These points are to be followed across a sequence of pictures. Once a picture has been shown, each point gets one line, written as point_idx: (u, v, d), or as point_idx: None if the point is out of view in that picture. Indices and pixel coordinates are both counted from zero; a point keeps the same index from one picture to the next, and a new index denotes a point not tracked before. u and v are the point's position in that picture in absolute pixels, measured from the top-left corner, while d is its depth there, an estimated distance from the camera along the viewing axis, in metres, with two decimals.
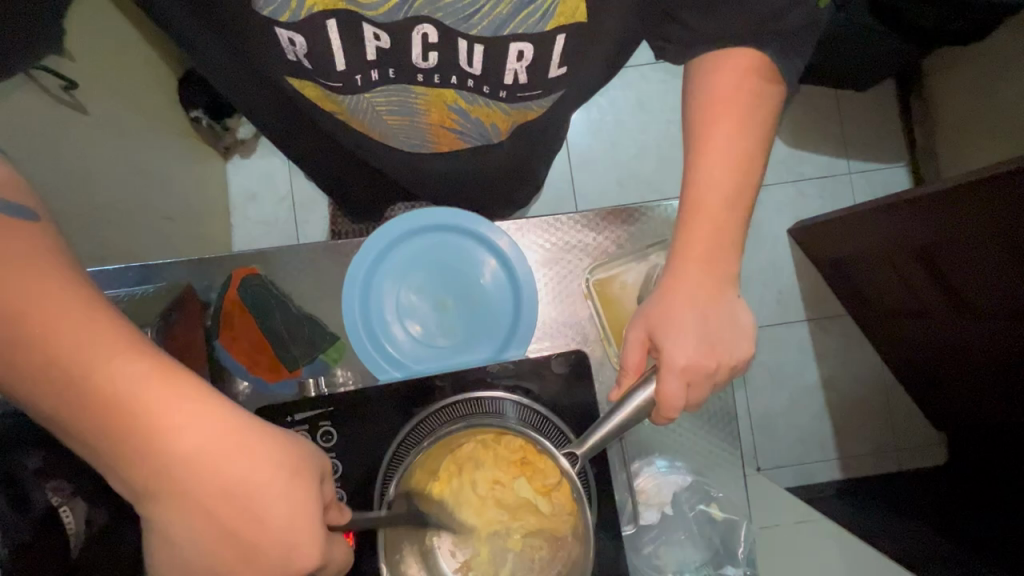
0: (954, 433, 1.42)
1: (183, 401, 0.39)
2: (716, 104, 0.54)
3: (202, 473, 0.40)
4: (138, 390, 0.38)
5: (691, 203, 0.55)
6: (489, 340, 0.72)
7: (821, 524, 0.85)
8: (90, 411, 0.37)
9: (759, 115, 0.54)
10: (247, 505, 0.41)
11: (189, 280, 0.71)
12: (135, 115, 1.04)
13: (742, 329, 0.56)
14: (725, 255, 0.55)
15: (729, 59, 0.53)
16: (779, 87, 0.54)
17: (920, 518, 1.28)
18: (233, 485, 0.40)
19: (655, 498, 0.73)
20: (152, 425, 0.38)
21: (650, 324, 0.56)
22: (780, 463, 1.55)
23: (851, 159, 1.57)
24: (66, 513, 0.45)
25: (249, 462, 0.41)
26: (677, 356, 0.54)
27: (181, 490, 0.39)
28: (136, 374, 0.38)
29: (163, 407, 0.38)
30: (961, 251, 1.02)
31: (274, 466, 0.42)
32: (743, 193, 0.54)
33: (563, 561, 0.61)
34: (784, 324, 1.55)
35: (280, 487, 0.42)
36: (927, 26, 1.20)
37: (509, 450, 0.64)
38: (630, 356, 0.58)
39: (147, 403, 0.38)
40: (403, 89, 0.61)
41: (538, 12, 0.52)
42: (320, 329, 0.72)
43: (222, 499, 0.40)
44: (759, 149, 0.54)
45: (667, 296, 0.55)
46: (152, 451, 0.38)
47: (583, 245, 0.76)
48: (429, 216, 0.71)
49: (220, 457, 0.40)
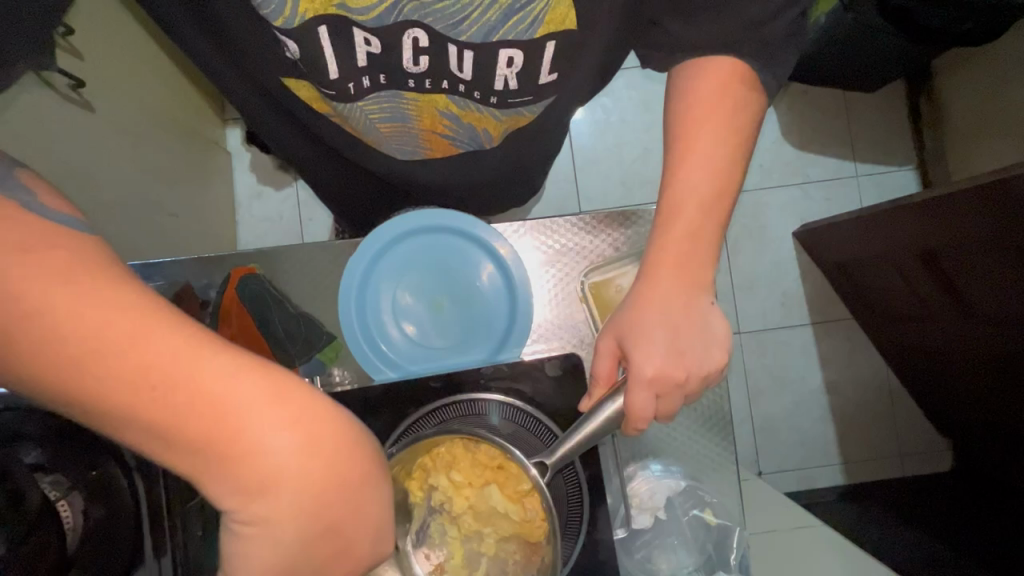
0: (960, 440, 1.40)
1: (246, 393, 0.32)
2: (697, 110, 0.53)
3: (279, 480, 0.32)
4: (199, 381, 0.30)
5: (667, 210, 0.54)
6: (482, 342, 0.72)
7: (818, 530, 0.85)
8: (133, 407, 0.29)
9: (741, 119, 0.53)
10: (335, 513, 0.34)
11: (187, 279, 0.71)
12: (140, 112, 1.05)
13: (715, 337, 0.55)
14: (700, 262, 0.55)
15: (709, 65, 0.53)
16: (758, 94, 0.54)
17: (922, 525, 1.27)
18: (321, 494, 0.33)
19: (648, 503, 0.72)
20: (213, 422, 0.31)
21: (619, 332, 0.56)
22: (781, 468, 1.54)
23: (858, 162, 1.55)
24: (63, 507, 0.46)
25: (334, 466, 0.34)
26: (644, 366, 0.53)
27: (254, 501, 0.32)
28: (191, 359, 0.31)
29: (194, 388, 0.30)
30: (969, 256, 1.01)
31: (362, 468, 0.35)
32: (723, 199, 0.54)
33: (540, 566, 0.60)
34: (787, 327, 1.54)
35: (364, 494, 0.35)
36: (934, 27, 1.16)
37: (482, 455, 0.63)
38: (600, 365, 0.58)
39: (210, 394, 0.31)
40: (394, 96, 0.61)
41: (526, 20, 0.52)
42: (316, 329, 0.72)
43: (309, 511, 0.33)
44: (737, 155, 0.54)
45: (637, 304, 0.55)
46: (221, 453, 0.31)
47: (579, 247, 0.76)
48: (416, 219, 0.70)
49: (300, 463, 0.32)
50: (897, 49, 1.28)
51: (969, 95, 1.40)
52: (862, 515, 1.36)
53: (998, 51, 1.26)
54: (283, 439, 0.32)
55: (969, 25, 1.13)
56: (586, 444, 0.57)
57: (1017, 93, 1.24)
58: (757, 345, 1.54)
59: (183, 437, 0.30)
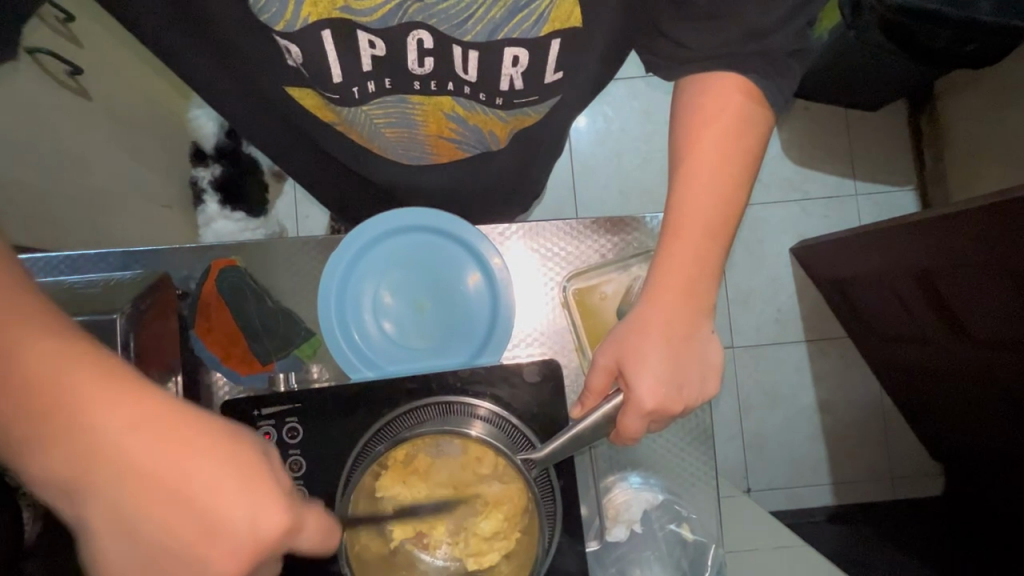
0: (953, 464, 1.39)
1: (114, 402, 0.30)
2: (708, 128, 0.51)
3: (122, 463, 0.30)
4: (25, 360, 0.28)
5: (673, 229, 0.52)
6: (463, 346, 0.71)
7: (801, 550, 0.84)
8: (3, 425, 0.28)
9: (748, 139, 0.51)
10: (225, 532, 0.31)
11: (167, 269, 0.71)
12: (136, 103, 1.05)
13: (711, 365, 0.55)
14: (707, 284, 0.53)
15: (717, 83, 0.51)
16: (767, 111, 0.52)
17: (909, 548, 1.25)
18: (200, 514, 0.31)
19: (624, 515, 0.71)
20: (86, 434, 0.29)
21: (621, 353, 0.54)
22: (770, 485, 1.52)
23: (858, 180, 1.54)
24: (25, 495, 0.45)
25: (220, 488, 0.31)
26: (644, 397, 0.52)
27: (96, 493, 0.30)
28: (66, 367, 0.29)
29: (64, 390, 0.29)
30: (966, 280, 0.99)
31: (261, 490, 0.33)
32: (726, 221, 0.52)
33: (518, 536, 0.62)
34: (781, 342, 1.53)
35: (226, 484, 0.32)
36: (937, 48, 1.16)
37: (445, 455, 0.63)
38: (595, 379, 0.56)
39: (28, 370, 0.28)
40: (399, 100, 0.61)
41: (533, 18, 0.51)
42: (295, 324, 0.71)
43: (155, 498, 0.30)
44: (744, 178, 0.52)
45: (640, 325, 0.53)
46: (96, 466, 0.29)
47: (564, 254, 0.75)
48: (398, 218, 0.69)
49: (184, 476, 0.31)
50: (899, 67, 1.28)
51: (970, 119, 1.40)
52: (849, 538, 1.34)
53: (1001, 75, 1.26)
54: (165, 455, 0.31)
55: (971, 47, 1.13)
56: (574, 446, 0.58)
57: (1018, 117, 1.23)
58: (751, 360, 1.52)
59: (15, 421, 0.28)
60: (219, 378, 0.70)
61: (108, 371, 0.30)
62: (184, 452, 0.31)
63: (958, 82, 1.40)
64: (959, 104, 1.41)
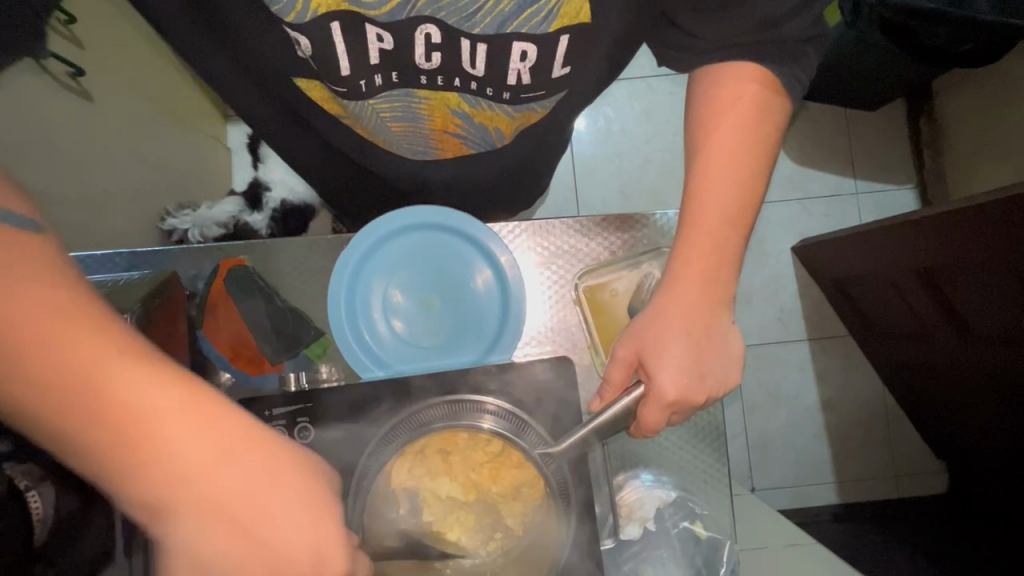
0: (956, 461, 1.39)
1: (149, 388, 0.31)
2: (720, 119, 0.51)
3: (185, 481, 0.32)
4: (85, 366, 0.30)
5: (686, 221, 0.52)
6: (473, 344, 0.71)
7: (812, 548, 0.83)
8: (60, 425, 0.30)
9: (762, 130, 0.51)
10: (248, 510, 0.33)
11: (176, 268, 0.71)
12: (141, 102, 1.07)
13: (727, 362, 0.55)
14: (721, 278, 0.53)
15: (728, 73, 0.51)
16: (781, 102, 0.52)
17: (914, 546, 1.25)
18: (218, 496, 0.33)
19: (637, 513, 0.70)
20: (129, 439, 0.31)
21: (636, 347, 0.54)
22: (774, 484, 1.52)
23: (859, 179, 1.55)
24: (34, 498, 0.43)
25: (249, 469, 0.33)
26: (662, 389, 0.52)
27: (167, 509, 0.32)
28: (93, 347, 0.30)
29: (137, 402, 0.31)
30: (970, 277, 0.99)
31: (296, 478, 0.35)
32: (742, 213, 0.52)
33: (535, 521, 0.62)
34: (785, 341, 1.53)
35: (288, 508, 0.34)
36: (936, 45, 1.16)
37: (458, 452, 0.63)
38: (611, 372, 0.56)
39: (104, 382, 0.30)
40: (407, 94, 0.61)
41: (541, 13, 0.51)
42: (303, 323, 0.70)
43: (218, 520, 0.33)
44: (759, 169, 0.52)
45: (654, 319, 0.53)
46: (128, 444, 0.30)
47: (574, 251, 0.75)
48: (408, 216, 0.69)
49: (213, 457, 0.32)
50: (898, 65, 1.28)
51: (970, 116, 1.41)
52: (854, 535, 1.34)
53: (999, 73, 1.27)
54: (185, 438, 0.32)
55: (970, 44, 1.13)
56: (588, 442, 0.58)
57: (1016, 114, 1.25)
58: (754, 359, 1.53)
59: (87, 432, 0.30)
60: (228, 380, 0.71)
61: (188, 388, 0.32)
62: (216, 436, 0.33)
63: (958, 80, 1.41)
64: (958, 101, 1.42)
